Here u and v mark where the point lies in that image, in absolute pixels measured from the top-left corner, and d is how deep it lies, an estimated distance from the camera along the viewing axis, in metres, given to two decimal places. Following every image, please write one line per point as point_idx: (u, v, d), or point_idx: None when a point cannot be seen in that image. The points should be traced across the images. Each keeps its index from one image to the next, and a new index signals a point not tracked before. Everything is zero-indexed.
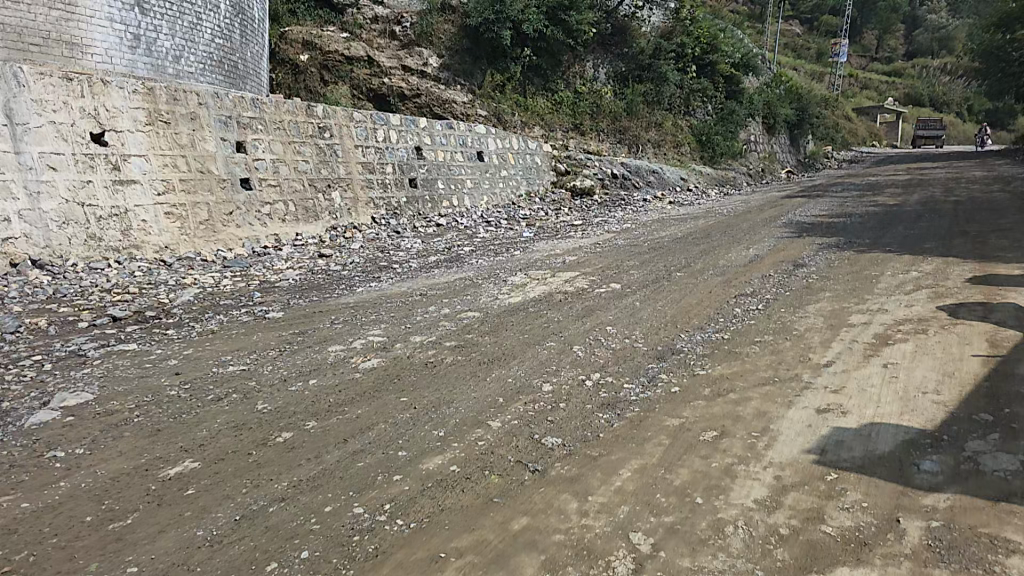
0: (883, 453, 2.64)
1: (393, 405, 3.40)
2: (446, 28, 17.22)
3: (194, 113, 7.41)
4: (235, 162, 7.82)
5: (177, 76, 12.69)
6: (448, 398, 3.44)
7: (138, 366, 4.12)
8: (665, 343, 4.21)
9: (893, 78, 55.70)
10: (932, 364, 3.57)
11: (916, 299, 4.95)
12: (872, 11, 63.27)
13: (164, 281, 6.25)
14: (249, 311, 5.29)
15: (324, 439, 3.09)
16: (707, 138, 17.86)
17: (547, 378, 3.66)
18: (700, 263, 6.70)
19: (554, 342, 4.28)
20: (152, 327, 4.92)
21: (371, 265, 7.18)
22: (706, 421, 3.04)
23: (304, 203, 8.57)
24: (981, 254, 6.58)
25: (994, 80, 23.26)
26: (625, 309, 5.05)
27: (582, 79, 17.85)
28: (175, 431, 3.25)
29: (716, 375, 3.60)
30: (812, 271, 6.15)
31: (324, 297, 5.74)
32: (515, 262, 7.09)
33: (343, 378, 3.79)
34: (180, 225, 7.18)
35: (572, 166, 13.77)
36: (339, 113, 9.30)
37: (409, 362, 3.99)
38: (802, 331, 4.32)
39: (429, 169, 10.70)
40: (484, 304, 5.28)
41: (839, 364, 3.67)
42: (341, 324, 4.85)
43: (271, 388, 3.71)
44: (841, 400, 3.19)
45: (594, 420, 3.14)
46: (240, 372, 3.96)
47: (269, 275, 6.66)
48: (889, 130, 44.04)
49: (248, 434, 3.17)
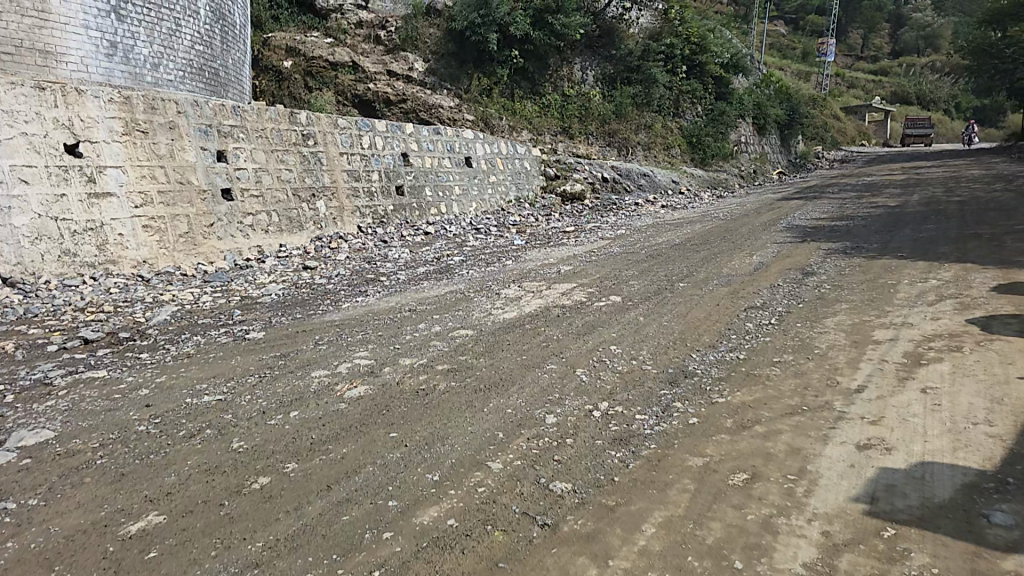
0: (944, 502, 2.34)
1: (382, 443, 2.99)
2: (431, 33, 16.98)
3: (172, 122, 7.00)
4: (216, 172, 7.43)
5: (155, 85, 12.28)
6: (444, 434, 3.06)
7: (106, 397, 3.65)
8: (676, 365, 3.86)
9: (879, 78, 55.79)
10: (977, 389, 3.29)
11: (943, 310, 4.67)
12: (856, 11, 63.25)
13: (141, 297, 5.86)
14: (228, 331, 4.90)
15: (306, 486, 2.64)
16: (698, 140, 17.63)
17: (550, 408, 3.30)
18: (702, 272, 6.36)
19: (556, 364, 3.93)
20: (123, 351, 4.50)
21: (358, 277, 6.82)
22: (734, 461, 2.69)
23: (287, 213, 8.22)
24: (1001, 259, 6.29)
25: (983, 78, 22.96)
26: (629, 325, 4.70)
27: (570, 81, 17.44)
28: (141, 475, 2.76)
29: (737, 404, 3.25)
30: (823, 279, 5.85)
31: (307, 314, 5.36)
32: (507, 273, 6.75)
33: (326, 411, 3.37)
34: (159, 239, 6.80)
35: (562, 170, 13.44)
36: (322, 119, 8.90)
37: (399, 390, 3.61)
38: (824, 350, 3.99)
39: (416, 176, 10.31)
40: (477, 321, 4.92)
41: (871, 390, 3.34)
42: (326, 345, 4.48)
43: (248, 422, 3.26)
44: (883, 434, 2.86)
45: (607, 459, 2.78)
46: (218, 403, 3.51)
47: (251, 290, 6.31)
48: (877, 130, 44.13)
49: (222, 480, 2.69)
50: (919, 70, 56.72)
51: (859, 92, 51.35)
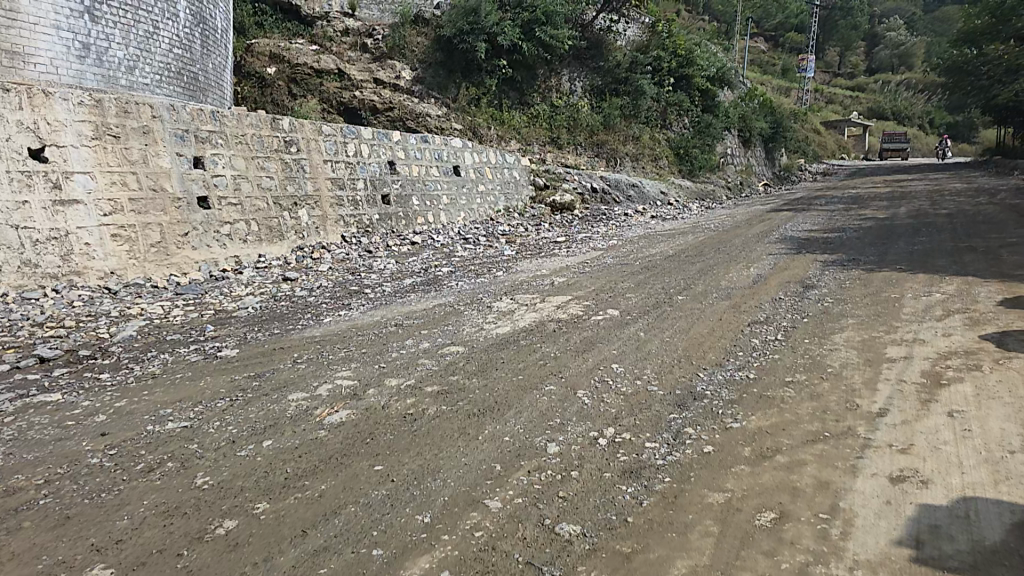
0: (995, 546, 2.10)
1: (365, 478, 2.70)
2: (419, 41, 16.65)
3: (147, 126, 6.67)
4: (193, 179, 7.10)
5: (130, 89, 11.90)
6: (436, 465, 2.79)
7: (58, 425, 3.31)
8: (683, 386, 3.60)
9: (857, 93, 56.49)
10: (1006, 412, 3.07)
11: (953, 326, 4.47)
12: (833, 28, 64.25)
13: (106, 311, 5.51)
14: (199, 349, 4.56)
15: (278, 531, 2.34)
16: (685, 152, 17.55)
17: (551, 435, 3.04)
18: (700, 285, 6.15)
19: (554, 385, 3.66)
20: (82, 371, 4.16)
21: (341, 289, 6.52)
22: (758, 498, 2.44)
23: (267, 221, 7.90)
24: (1000, 273, 6.14)
25: (959, 93, 23.12)
26: (629, 341, 4.45)
27: (558, 92, 17.30)
28: (90, 518, 2.44)
29: (753, 430, 3.02)
30: (825, 292, 5.65)
31: (285, 330, 5.04)
32: (499, 285, 6.49)
33: (304, 439, 3.07)
34: (129, 249, 6.45)
35: (551, 180, 13.25)
36: (306, 126, 8.59)
37: (386, 414, 3.33)
38: (838, 369, 3.76)
39: (403, 185, 10.04)
40: (468, 337, 4.64)
41: (895, 413, 3.12)
42: (306, 364, 4.18)
43: (215, 453, 2.95)
44: (915, 465, 2.63)
45: (617, 495, 2.52)
46: (183, 431, 3.20)
47: (226, 303, 5.99)
48: (857, 144, 44.71)
49: (181, 524, 2.39)
50: (895, 85, 57.68)
51: (838, 107, 52.10)
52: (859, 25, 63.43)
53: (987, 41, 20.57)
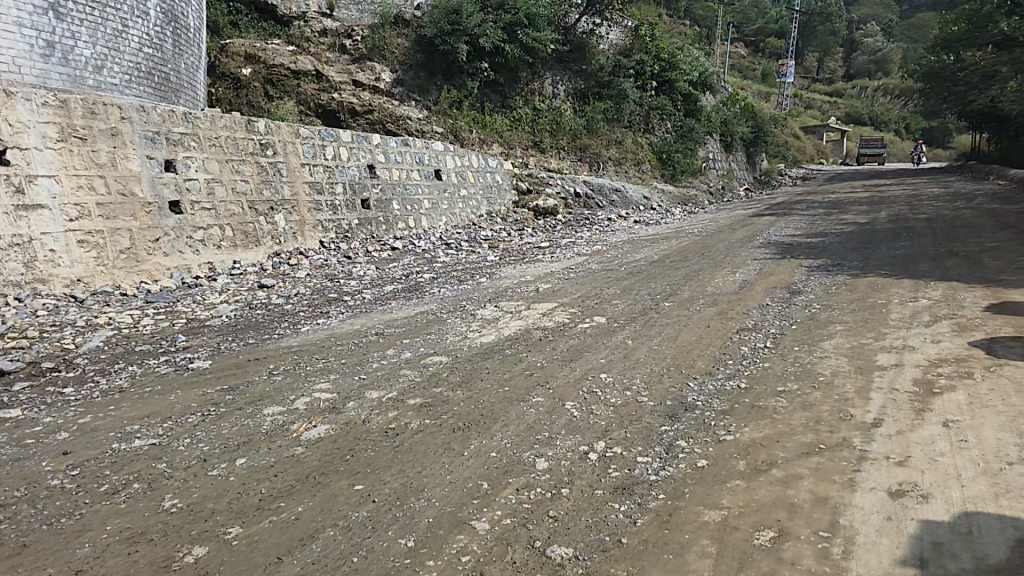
0: (1000, 564, 2.03)
1: (345, 499, 2.58)
2: (399, 42, 16.38)
3: (115, 128, 6.49)
4: (164, 183, 6.92)
5: (97, 89, 11.63)
6: (419, 484, 2.67)
7: (16, 444, 3.14)
8: (673, 397, 3.51)
9: (834, 98, 57.14)
10: (1000, 421, 3.01)
11: (941, 333, 4.43)
12: (811, 35, 65.12)
13: (72, 321, 5.32)
14: (169, 360, 4.40)
15: (251, 558, 2.21)
16: (668, 156, 17.56)
17: (540, 450, 2.94)
18: (686, 290, 6.09)
19: (541, 397, 3.55)
20: (44, 386, 3.98)
21: (319, 297, 6.37)
22: (755, 515, 2.36)
23: (242, 226, 7.73)
24: (984, 278, 6.13)
25: (936, 98, 23.38)
26: (617, 350, 4.36)
27: (540, 95, 17.26)
28: (48, 546, 2.30)
29: (747, 442, 2.94)
30: (811, 299, 5.61)
31: (261, 339, 4.88)
32: (482, 292, 6.37)
33: (280, 457, 2.95)
34: (97, 255, 6.23)
35: (534, 184, 13.20)
36: (283, 128, 8.43)
37: (366, 428, 3.20)
38: (829, 377, 3.70)
39: (382, 189, 9.90)
40: (451, 346, 4.52)
41: (889, 424, 3.05)
42: (282, 375, 4.04)
43: (185, 473, 2.82)
44: (913, 478, 2.56)
45: (609, 514, 2.42)
46: (151, 450, 3.05)
47: (199, 311, 5.83)
48: (835, 149, 45.28)
49: (147, 551, 2.25)
50: (873, 91, 58.52)
51: (816, 112, 52.71)
52: (835, 31, 64.19)
53: (964, 47, 20.79)
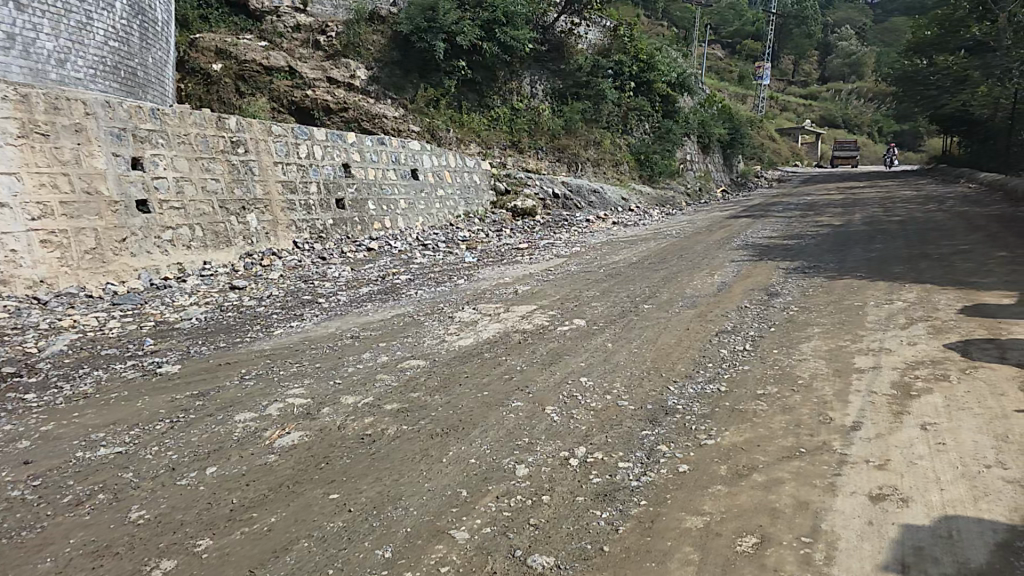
0: (981, 568, 2.04)
1: (319, 508, 2.52)
2: (374, 39, 16.27)
3: (79, 124, 6.31)
4: (131, 181, 6.77)
5: (61, 82, 11.56)
6: (395, 493, 2.61)
7: None
8: (653, 400, 3.50)
9: (808, 101, 57.95)
10: (977, 423, 3.04)
11: (917, 335, 4.47)
12: (787, 38, 65.94)
13: (35, 323, 5.18)
14: (136, 365, 4.30)
15: (221, 572, 2.15)
16: (645, 157, 17.64)
17: (519, 456, 2.90)
18: (663, 292, 6.10)
19: (521, 402, 3.51)
20: (3, 392, 3.85)
21: (293, 298, 6.28)
22: (737, 521, 2.35)
23: (213, 226, 7.60)
24: (957, 280, 6.22)
25: (908, 102, 23.77)
26: (596, 353, 4.34)
27: (518, 95, 17.23)
28: (7, 561, 2.21)
29: (728, 446, 2.93)
30: (788, 300, 5.64)
31: (232, 343, 4.79)
32: (460, 293, 6.32)
33: (252, 465, 2.87)
34: (61, 255, 6.06)
35: (512, 185, 13.17)
36: (255, 126, 8.30)
37: (341, 435, 3.14)
38: (808, 380, 3.71)
39: (358, 189, 9.81)
40: (427, 349, 4.47)
41: (868, 427, 3.06)
42: (254, 380, 3.95)
43: (153, 483, 2.74)
44: (893, 481, 2.56)
45: (590, 522, 2.39)
46: (118, 458, 2.97)
47: (168, 313, 5.71)
48: (810, 151, 45.88)
49: (112, 565, 2.18)
50: (846, 94, 59.41)
51: (791, 114, 53.36)
52: (810, 34, 65.09)
53: (936, 51, 21.14)
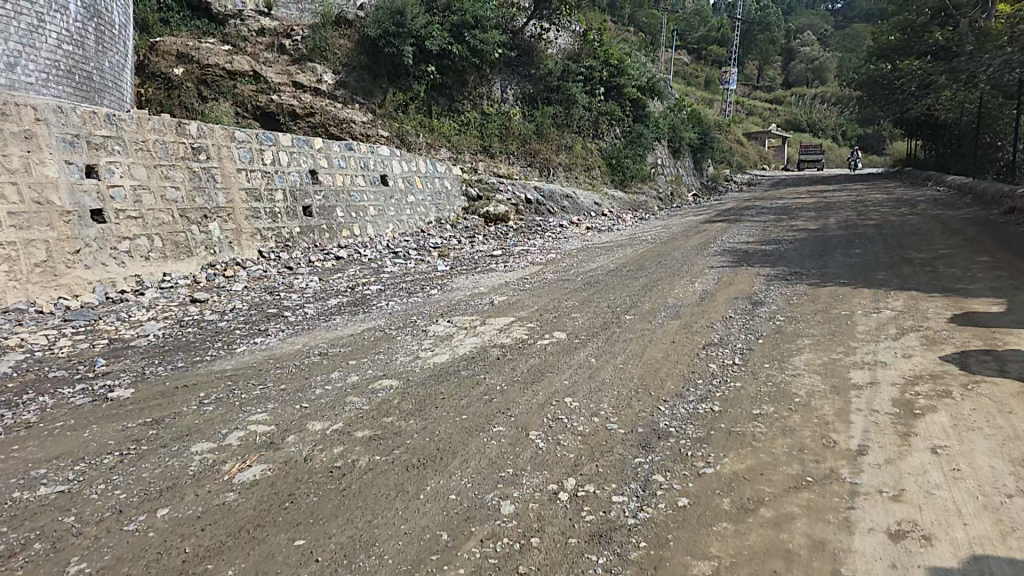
0: None
1: (284, 558, 2.22)
2: (341, 44, 15.77)
3: (29, 130, 5.92)
4: (85, 191, 6.36)
5: (10, 86, 11.28)
6: (368, 537, 2.33)
7: None
8: (644, 424, 3.25)
9: (773, 106, 58.64)
10: (989, 446, 2.85)
11: (912, 347, 4.31)
12: (750, 43, 66.82)
13: None
14: (86, 389, 3.94)
15: None
16: (617, 162, 17.47)
17: (504, 491, 2.63)
18: (645, 302, 5.89)
19: (503, 426, 3.24)
20: None
21: (256, 312, 5.92)
22: (749, 565, 2.11)
23: (172, 236, 7.19)
24: (941, 286, 6.10)
25: (872, 106, 23.99)
26: (581, 370, 4.08)
27: (489, 100, 16.96)
28: None
29: (730, 475, 2.70)
30: (774, 310, 5.46)
31: (191, 362, 4.43)
32: (433, 305, 6.01)
33: (209, 505, 2.57)
34: (10, 269, 5.66)
35: (484, 190, 12.85)
36: (217, 131, 7.91)
37: (307, 469, 2.83)
38: (805, 399, 3.50)
39: (326, 196, 9.46)
40: (400, 368, 4.17)
41: (876, 451, 2.86)
42: (213, 405, 3.61)
43: (97, 528, 2.41)
44: (912, 516, 2.35)
45: (587, 569, 2.13)
46: (59, 499, 2.63)
47: (122, 329, 5.33)
48: (776, 154, 46.44)
49: None
50: (811, 98, 60.34)
51: (757, 118, 54.00)
52: (773, 40, 66.04)
53: (900, 56, 21.32)
